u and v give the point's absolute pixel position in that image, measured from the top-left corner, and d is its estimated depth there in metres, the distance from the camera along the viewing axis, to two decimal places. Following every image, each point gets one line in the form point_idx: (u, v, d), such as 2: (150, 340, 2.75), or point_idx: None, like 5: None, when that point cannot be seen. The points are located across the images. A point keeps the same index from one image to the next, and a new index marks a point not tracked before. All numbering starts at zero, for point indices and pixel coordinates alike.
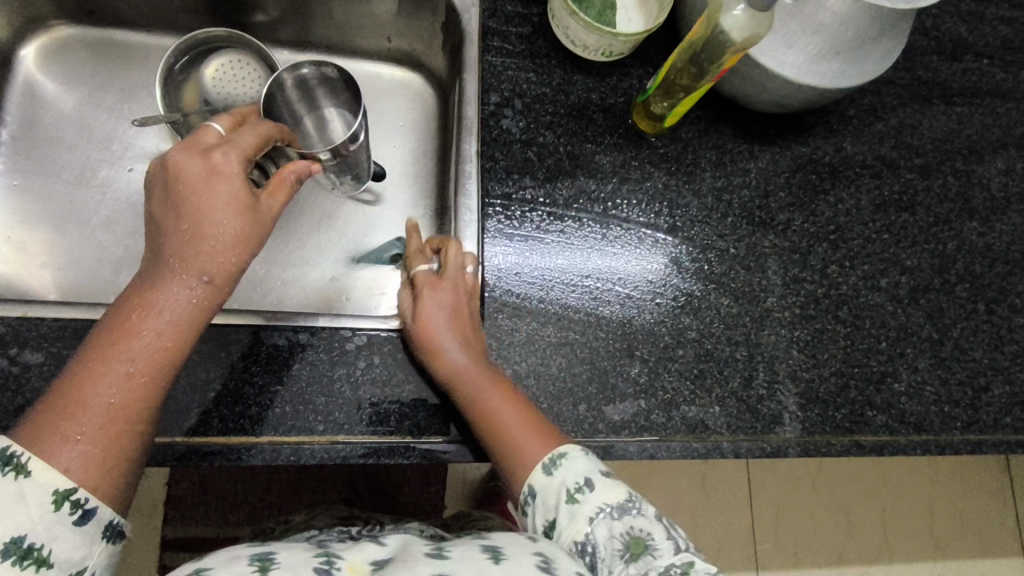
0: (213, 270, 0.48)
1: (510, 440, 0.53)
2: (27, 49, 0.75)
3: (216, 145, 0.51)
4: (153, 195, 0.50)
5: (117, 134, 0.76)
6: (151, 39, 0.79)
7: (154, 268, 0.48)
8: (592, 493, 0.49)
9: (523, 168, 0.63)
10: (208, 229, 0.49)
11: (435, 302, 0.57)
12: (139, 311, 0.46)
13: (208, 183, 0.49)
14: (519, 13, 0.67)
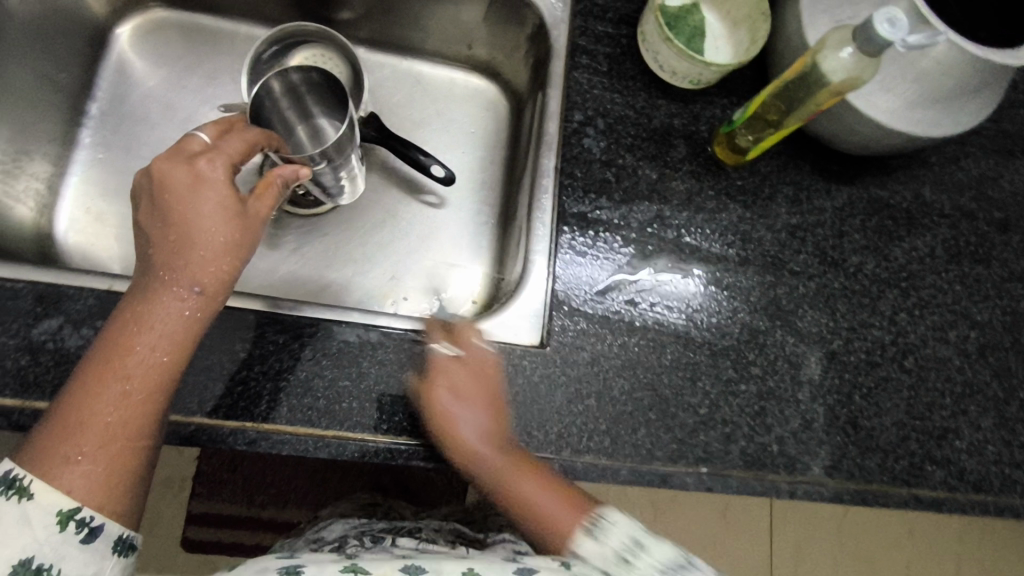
0: (204, 280, 0.48)
1: (548, 520, 0.49)
2: (123, 28, 0.78)
3: (201, 153, 0.50)
4: (138, 204, 0.49)
5: (199, 119, 0.77)
6: (238, 27, 0.80)
7: (146, 280, 0.47)
8: (645, 556, 0.45)
9: (599, 189, 0.64)
10: (198, 239, 0.48)
11: (460, 379, 0.54)
12: (132, 325, 0.46)
13: (195, 193, 0.48)
14: (610, 33, 0.67)
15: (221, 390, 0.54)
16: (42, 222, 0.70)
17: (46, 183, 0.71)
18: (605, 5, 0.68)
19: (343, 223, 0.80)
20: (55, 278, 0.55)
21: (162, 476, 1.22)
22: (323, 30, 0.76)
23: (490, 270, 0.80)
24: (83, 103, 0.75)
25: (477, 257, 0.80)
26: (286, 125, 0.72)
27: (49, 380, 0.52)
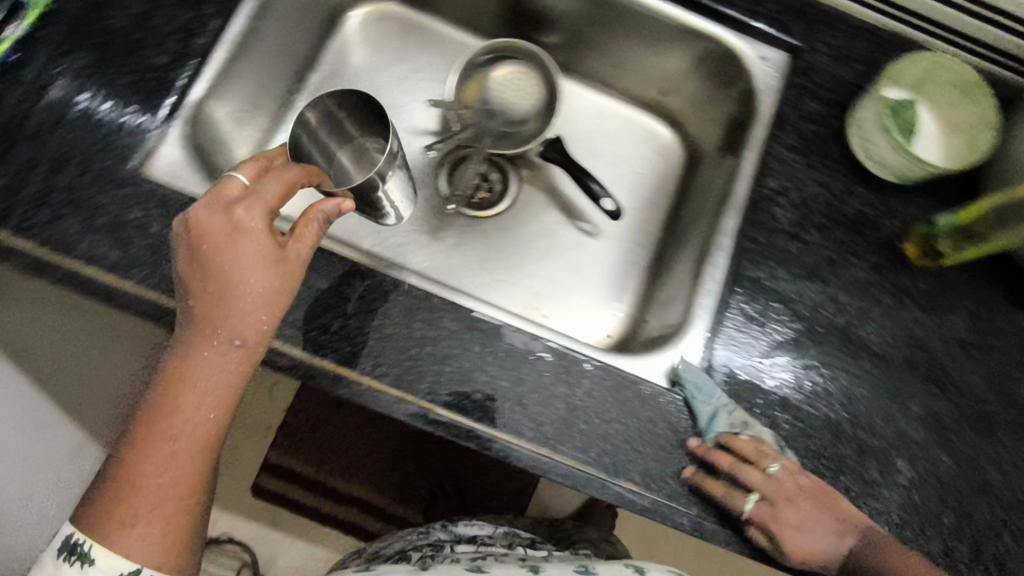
0: (244, 333, 0.48)
1: None
2: (354, 11, 0.84)
3: (239, 199, 0.49)
4: (175, 255, 0.49)
5: (399, 107, 0.84)
6: (453, 31, 0.86)
7: (186, 337, 0.48)
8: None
9: (779, 259, 0.64)
10: (238, 292, 0.48)
11: (792, 512, 0.55)
12: (179, 385, 0.46)
13: (241, 242, 0.48)
14: (820, 112, 0.67)
15: (393, 358, 0.56)
16: None
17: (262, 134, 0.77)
18: (821, 83, 0.68)
19: (505, 230, 0.83)
20: None
21: (251, 420, 1.29)
22: (534, 52, 0.79)
23: (632, 307, 0.81)
24: (306, 71, 0.82)
25: (621, 290, 0.81)
26: (327, 155, 0.72)
27: None
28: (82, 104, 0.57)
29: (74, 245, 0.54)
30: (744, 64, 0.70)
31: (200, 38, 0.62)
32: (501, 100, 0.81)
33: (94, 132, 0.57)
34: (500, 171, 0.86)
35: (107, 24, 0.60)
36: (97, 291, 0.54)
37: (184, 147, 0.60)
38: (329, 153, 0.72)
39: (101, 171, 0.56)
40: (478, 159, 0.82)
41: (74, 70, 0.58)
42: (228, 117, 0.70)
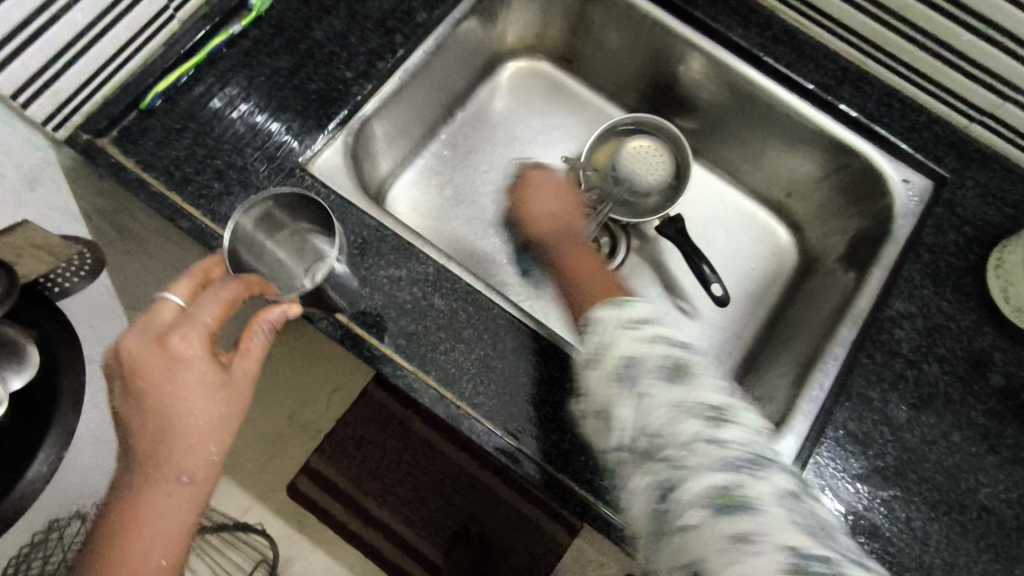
0: (192, 469, 0.49)
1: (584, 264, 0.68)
2: (510, 64, 0.89)
3: (173, 326, 0.48)
4: (112, 387, 0.50)
5: (531, 157, 0.88)
6: (596, 98, 0.90)
7: (130, 484, 0.48)
8: (653, 328, 0.50)
9: (893, 382, 0.62)
10: (180, 430, 0.48)
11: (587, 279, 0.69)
12: (128, 534, 0.47)
13: (177, 373, 0.48)
14: (959, 245, 0.66)
15: (491, 391, 0.57)
16: (386, 183, 0.83)
17: (403, 157, 0.83)
18: (965, 217, 0.67)
19: None
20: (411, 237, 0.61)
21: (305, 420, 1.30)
22: (670, 132, 0.83)
23: None
24: (455, 107, 0.87)
25: None
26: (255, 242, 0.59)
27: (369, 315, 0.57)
28: (273, 100, 0.64)
29: None
30: (885, 184, 0.70)
31: (384, 61, 0.67)
32: (630, 169, 0.82)
33: (275, 126, 0.63)
34: (611, 236, 0.87)
35: (308, 35, 0.66)
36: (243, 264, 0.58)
37: (344, 154, 0.64)
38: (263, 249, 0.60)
39: (273, 162, 0.62)
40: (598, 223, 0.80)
41: (272, 70, 0.64)
42: (383, 136, 0.74)
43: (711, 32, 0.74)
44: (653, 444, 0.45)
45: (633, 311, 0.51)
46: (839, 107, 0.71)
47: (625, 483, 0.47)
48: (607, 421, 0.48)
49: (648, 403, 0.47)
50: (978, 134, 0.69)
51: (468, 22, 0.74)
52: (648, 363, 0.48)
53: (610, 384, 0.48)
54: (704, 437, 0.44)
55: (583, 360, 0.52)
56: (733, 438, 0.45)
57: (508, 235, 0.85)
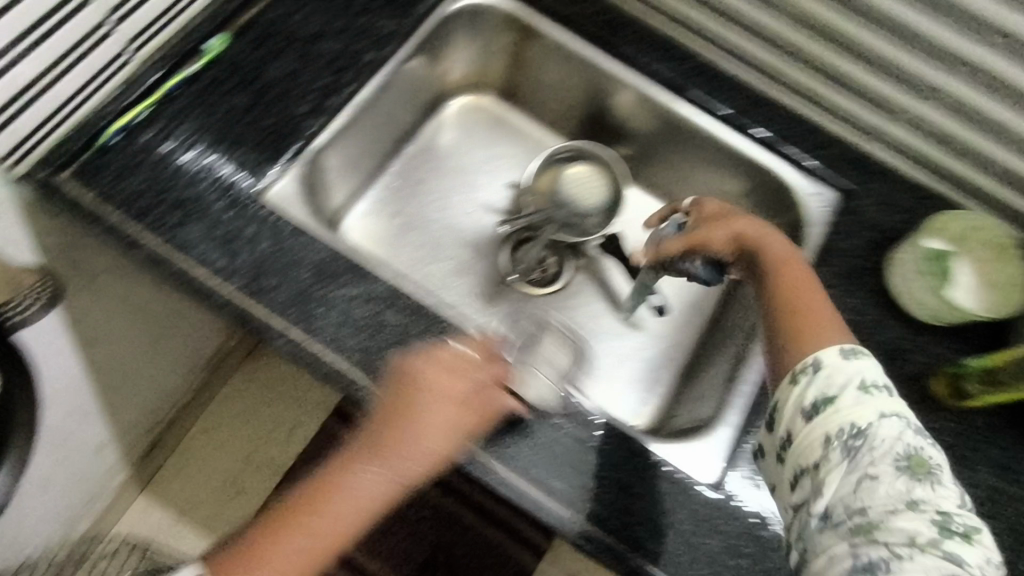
0: (419, 470, 0.54)
1: (798, 281, 0.61)
2: (455, 100, 0.95)
3: (471, 369, 0.58)
4: (387, 388, 0.57)
5: (477, 186, 0.94)
6: (538, 129, 0.96)
7: (355, 451, 0.54)
8: (890, 397, 0.50)
9: None
10: (435, 445, 0.54)
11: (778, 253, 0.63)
12: (328, 492, 0.52)
13: (416, 409, 0.55)
14: (863, 248, 0.74)
15: None
16: (340, 212, 0.87)
17: (356, 188, 0.87)
18: (868, 223, 0.75)
19: (550, 309, 0.90)
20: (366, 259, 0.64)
21: (265, 457, 1.31)
22: (602, 156, 0.90)
23: (662, 402, 0.84)
24: (405, 142, 0.92)
25: (653, 384, 0.86)
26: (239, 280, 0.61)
27: (325, 332, 0.60)
28: (227, 135, 0.67)
29: (191, 247, 0.61)
30: (796, 198, 0.77)
31: (334, 97, 0.71)
32: (570, 193, 0.88)
33: (229, 159, 0.66)
34: (557, 257, 0.92)
35: (260, 73, 0.69)
36: (201, 289, 0.61)
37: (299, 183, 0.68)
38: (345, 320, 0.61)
39: (229, 192, 0.64)
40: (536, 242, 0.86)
41: (226, 107, 0.67)
42: (335, 168, 0.78)
43: (637, 66, 0.81)
44: (856, 505, 0.46)
45: (835, 360, 0.53)
46: (753, 131, 0.79)
47: (809, 534, 0.48)
48: (814, 482, 0.49)
49: (870, 473, 0.47)
50: (875, 150, 0.78)
51: (413, 61, 0.79)
52: (884, 439, 0.48)
53: (824, 444, 0.49)
54: (909, 503, 0.45)
55: (803, 408, 0.51)
56: (943, 508, 0.45)
57: (459, 259, 0.90)
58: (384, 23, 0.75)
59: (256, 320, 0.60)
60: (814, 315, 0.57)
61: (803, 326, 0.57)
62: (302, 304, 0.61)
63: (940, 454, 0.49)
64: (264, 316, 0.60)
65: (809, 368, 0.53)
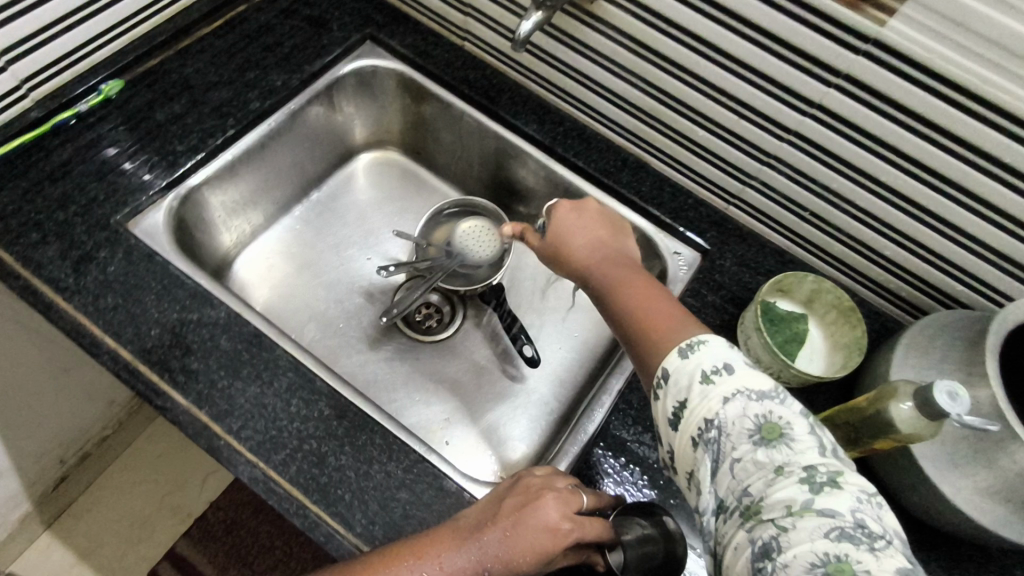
0: (511, 559, 0.50)
1: (638, 302, 0.56)
2: (366, 154, 1.00)
3: (577, 516, 0.53)
4: (511, 492, 0.55)
5: (378, 234, 0.97)
6: (441, 185, 1.01)
7: (474, 529, 0.52)
8: (731, 376, 0.47)
9: (648, 426, 0.67)
10: (536, 541, 0.51)
11: (628, 283, 0.59)
12: (431, 548, 0.52)
13: (530, 505, 0.52)
14: (715, 305, 0.76)
15: (262, 423, 0.61)
16: (232, 252, 0.90)
17: (251, 229, 0.91)
18: (721, 282, 0.77)
19: (434, 356, 0.91)
20: (212, 286, 0.67)
21: (174, 502, 1.29)
22: (497, 213, 0.94)
23: (530, 456, 0.83)
24: (310, 189, 0.96)
25: (526, 436, 0.85)
26: (83, 296, 0.64)
27: (153, 353, 0.62)
28: (104, 168, 0.72)
29: (43, 266, 0.65)
30: (659, 255, 0.80)
31: (214, 139, 0.76)
32: (462, 244, 0.90)
33: (101, 186, 0.71)
34: (450, 305, 0.95)
35: (151, 115, 0.76)
36: (42, 306, 0.63)
37: (168, 215, 0.72)
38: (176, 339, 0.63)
39: (93, 217, 0.68)
40: (427, 289, 0.88)
41: (111, 142, 0.74)
42: (222, 206, 0.82)
43: (517, 129, 0.86)
44: (740, 491, 0.44)
45: (704, 354, 0.49)
46: (621, 190, 0.83)
47: (716, 534, 0.46)
48: (697, 485, 0.47)
49: (736, 457, 0.45)
50: (735, 214, 0.81)
51: (307, 115, 0.86)
52: (734, 421, 0.46)
53: (691, 446, 0.47)
54: (776, 471, 0.43)
55: (669, 416, 0.49)
56: (807, 462, 0.43)
57: (348, 302, 0.92)
58: (276, 78, 0.82)
59: (88, 336, 0.62)
60: (659, 318, 0.54)
61: (651, 336, 0.53)
62: (138, 324, 0.63)
63: (797, 404, 0.47)
64: (96, 334, 0.62)
65: (661, 380, 0.50)
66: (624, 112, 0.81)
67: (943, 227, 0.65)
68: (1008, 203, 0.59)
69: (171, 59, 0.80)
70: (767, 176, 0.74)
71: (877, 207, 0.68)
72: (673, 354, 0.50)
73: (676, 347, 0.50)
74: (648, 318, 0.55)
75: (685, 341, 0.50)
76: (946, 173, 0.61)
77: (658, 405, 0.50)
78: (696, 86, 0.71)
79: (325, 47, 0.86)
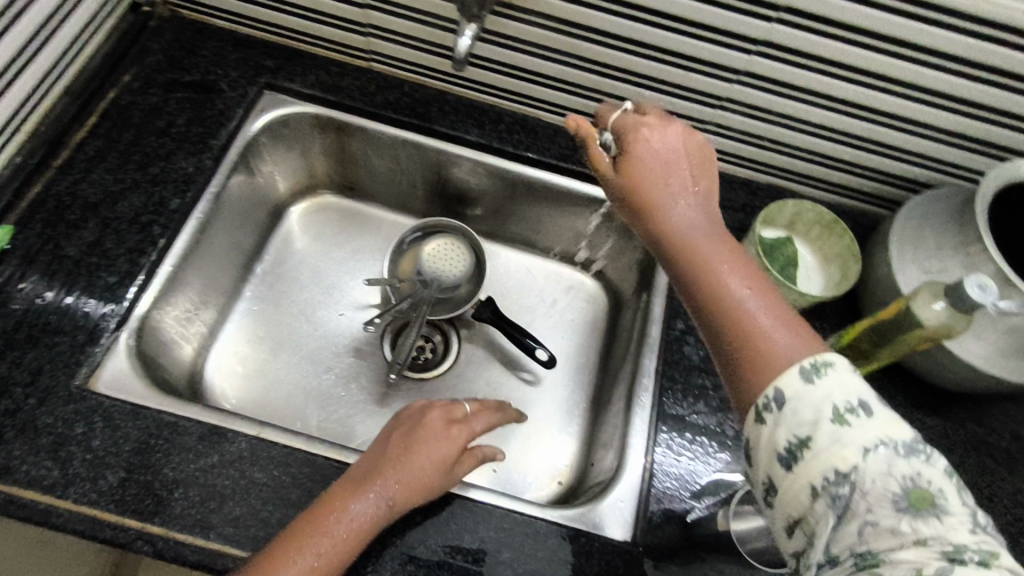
0: (410, 487, 0.57)
1: (737, 294, 0.44)
2: (295, 208, 0.93)
3: (456, 424, 0.63)
4: (392, 428, 0.62)
5: (341, 285, 0.91)
6: (386, 214, 0.95)
7: (367, 475, 0.57)
8: (870, 420, 0.39)
9: (698, 394, 0.69)
10: (430, 459, 0.59)
11: (721, 263, 0.46)
12: (349, 494, 0.55)
13: (415, 431, 0.61)
14: None
15: None
16: (197, 360, 0.81)
17: (207, 329, 0.82)
18: None
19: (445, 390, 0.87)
20: (219, 419, 0.61)
21: None
22: (466, 233, 0.89)
23: (579, 453, 0.83)
24: (252, 263, 0.88)
25: (568, 435, 0.84)
26: (79, 486, 0.56)
27: (187, 517, 0.56)
28: (32, 333, 0.62)
29: (14, 469, 0.56)
30: None
31: (148, 255, 0.68)
32: (435, 273, 0.87)
33: (40, 353, 0.61)
34: (442, 333, 0.91)
35: (62, 253, 0.66)
36: (34, 514, 0.55)
37: (130, 357, 0.63)
38: (207, 492, 0.57)
39: (48, 391, 0.59)
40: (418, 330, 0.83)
41: (26, 300, 0.63)
42: (174, 320, 0.73)
43: (456, 138, 0.82)
44: (861, 552, 0.37)
45: (832, 386, 0.40)
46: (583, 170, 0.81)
47: None
48: (806, 535, 0.39)
49: (868, 519, 0.37)
50: None
51: (230, 189, 0.77)
52: (875, 478, 0.37)
53: (810, 494, 0.39)
54: (916, 543, 0.36)
55: (779, 453, 0.40)
56: (957, 539, 0.36)
57: (338, 366, 0.86)
58: (184, 165, 0.73)
59: (105, 528, 0.55)
60: (761, 318, 0.43)
61: (752, 346, 0.42)
62: (155, 492, 0.56)
63: (941, 459, 0.39)
64: (114, 522, 0.55)
65: (770, 403, 0.40)
66: (562, 94, 0.78)
67: (896, 123, 0.68)
68: (952, 87, 0.63)
69: (54, 182, 0.69)
70: (722, 118, 0.75)
71: (833, 121, 0.70)
72: (791, 384, 0.40)
73: (796, 364, 0.41)
74: (744, 323, 0.43)
75: (808, 359, 0.41)
76: (893, 75, 0.64)
77: (756, 436, 0.41)
78: (633, 50, 0.70)
79: (223, 112, 0.77)
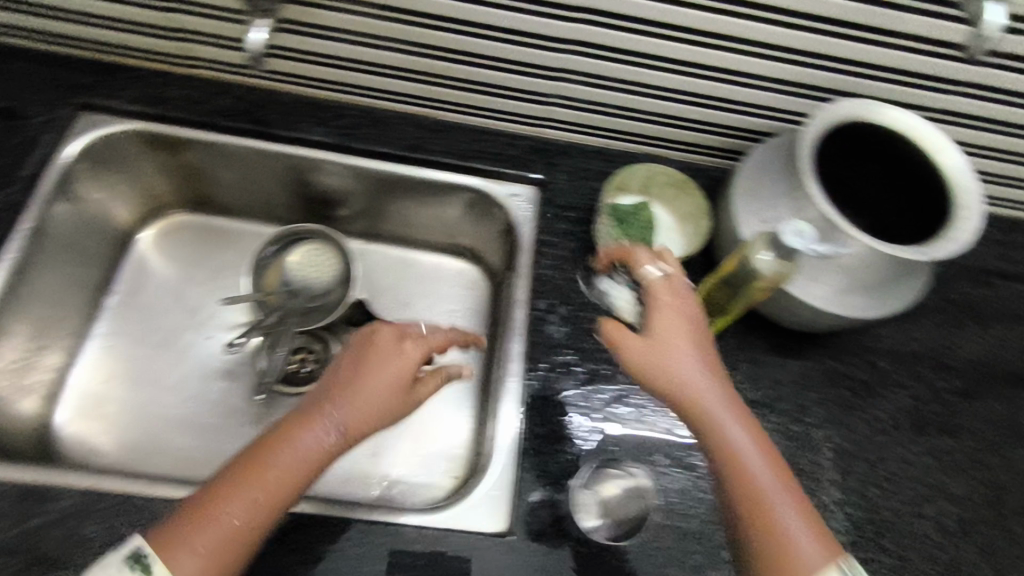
0: (362, 416, 0.54)
1: (760, 491, 0.48)
2: (144, 233, 0.87)
3: (412, 338, 0.60)
4: (348, 348, 0.59)
5: (203, 307, 0.85)
6: (246, 226, 0.90)
7: (319, 402, 0.55)
8: None
9: (565, 372, 0.69)
10: (383, 382, 0.56)
11: (746, 453, 0.49)
12: (299, 425, 0.53)
13: (369, 351, 0.57)
14: (569, 230, 0.76)
15: None
16: (45, 409, 0.76)
17: (53, 374, 0.76)
18: (566, 205, 0.77)
19: None
20: (46, 475, 0.56)
21: None
22: (329, 233, 0.84)
23: None
24: (101, 296, 0.83)
25: None
26: None
27: None
28: None
29: None
30: (501, 204, 0.77)
31: None
32: (304, 283, 0.83)
33: None
34: (320, 342, 0.86)
35: None
36: None
37: None
38: (34, 554, 0.53)
39: None
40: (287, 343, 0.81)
41: None
42: None
43: (297, 138, 0.77)
44: None
45: None
46: (434, 156, 0.78)
47: None
48: None
49: None
50: (549, 133, 0.81)
51: (51, 221, 0.71)
52: None
53: None
54: None
55: None
56: None
57: (207, 393, 0.81)
58: None
59: None
60: (778, 517, 0.47)
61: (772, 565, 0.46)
62: None
63: None
64: None
65: None
66: (401, 81, 0.75)
67: (725, 76, 0.68)
68: (766, 35, 0.63)
69: None
70: (562, 89, 0.73)
71: (666, 80, 0.70)
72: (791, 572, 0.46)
73: None
74: (770, 526, 0.47)
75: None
76: (708, 29, 0.63)
77: None
78: (456, 28, 0.67)
79: (32, 139, 0.71)
